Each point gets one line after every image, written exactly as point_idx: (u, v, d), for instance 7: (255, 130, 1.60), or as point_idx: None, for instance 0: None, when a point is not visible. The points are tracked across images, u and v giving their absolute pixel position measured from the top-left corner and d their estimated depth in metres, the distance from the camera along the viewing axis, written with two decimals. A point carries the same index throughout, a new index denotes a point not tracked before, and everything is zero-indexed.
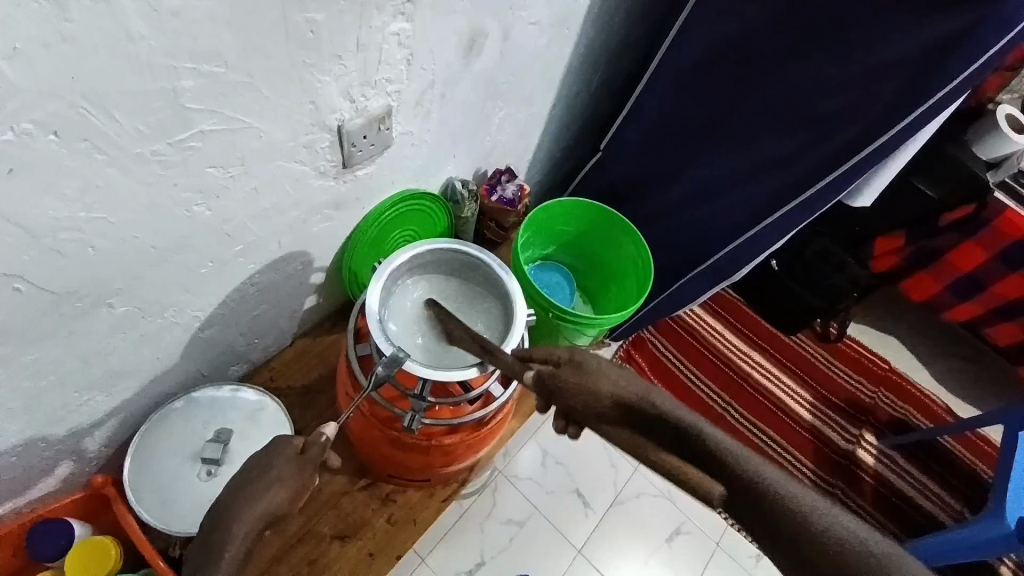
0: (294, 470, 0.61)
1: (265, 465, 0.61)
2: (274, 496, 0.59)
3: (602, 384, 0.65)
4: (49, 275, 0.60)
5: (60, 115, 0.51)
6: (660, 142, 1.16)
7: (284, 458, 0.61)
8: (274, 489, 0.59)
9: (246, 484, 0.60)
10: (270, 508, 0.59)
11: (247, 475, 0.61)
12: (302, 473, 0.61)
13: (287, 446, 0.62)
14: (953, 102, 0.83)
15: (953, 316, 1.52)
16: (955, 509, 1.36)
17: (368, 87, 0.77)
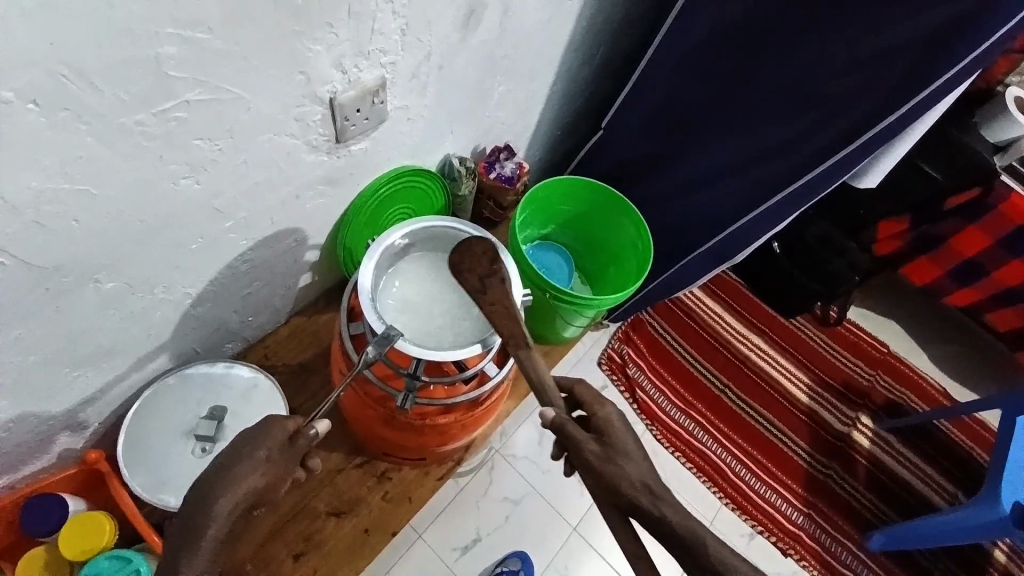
0: (281, 456, 0.60)
1: (251, 446, 0.59)
2: (258, 479, 0.58)
3: (626, 469, 0.59)
4: (32, 250, 0.58)
5: (38, 84, 0.49)
6: (663, 120, 1.12)
7: (271, 441, 0.60)
8: (258, 472, 0.58)
9: (230, 466, 0.57)
10: (253, 491, 0.57)
11: (231, 455, 0.58)
12: (284, 460, 0.60)
13: (277, 429, 0.61)
14: (966, 80, 0.80)
15: (953, 301, 1.50)
16: (949, 492, 1.37)
17: (361, 58, 0.75)
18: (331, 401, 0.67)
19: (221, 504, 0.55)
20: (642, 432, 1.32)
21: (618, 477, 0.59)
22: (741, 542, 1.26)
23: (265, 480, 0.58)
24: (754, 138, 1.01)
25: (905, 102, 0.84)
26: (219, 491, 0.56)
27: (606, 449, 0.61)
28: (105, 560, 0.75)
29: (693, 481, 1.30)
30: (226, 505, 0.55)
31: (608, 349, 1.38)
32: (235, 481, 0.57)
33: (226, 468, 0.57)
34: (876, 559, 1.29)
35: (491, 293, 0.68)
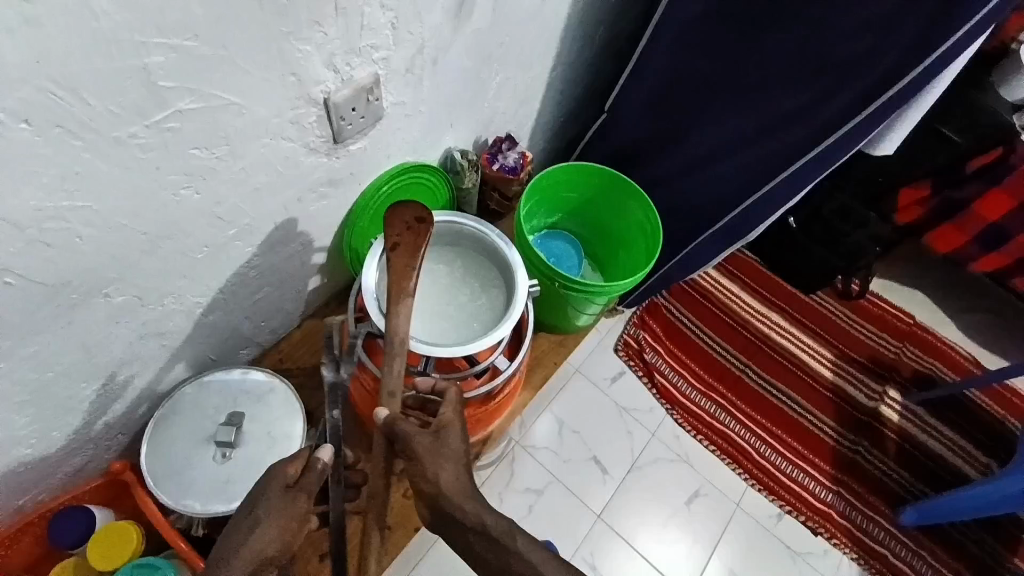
0: (287, 502, 0.57)
1: (253, 505, 0.57)
2: (271, 534, 0.55)
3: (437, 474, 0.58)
4: (40, 267, 0.59)
5: (30, 102, 0.49)
6: (667, 99, 1.10)
7: (273, 491, 0.58)
8: (267, 527, 0.55)
9: (242, 520, 0.56)
10: (268, 547, 0.55)
11: (235, 524, 0.56)
12: (293, 504, 0.58)
13: (279, 476, 0.59)
14: (979, 37, 0.76)
15: (978, 268, 1.43)
16: (982, 463, 1.33)
17: (353, 55, 0.74)
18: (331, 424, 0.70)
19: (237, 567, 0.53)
20: (662, 417, 1.31)
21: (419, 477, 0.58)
22: (769, 522, 1.24)
23: (280, 530, 0.56)
24: (761, 111, 0.98)
25: (916, 64, 0.80)
26: (227, 561, 0.53)
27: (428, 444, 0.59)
28: (137, 569, 0.76)
29: (715, 463, 1.28)
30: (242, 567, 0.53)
31: (623, 335, 1.36)
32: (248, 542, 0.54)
33: (233, 535, 0.55)
34: (911, 535, 1.25)
35: (404, 238, 0.68)
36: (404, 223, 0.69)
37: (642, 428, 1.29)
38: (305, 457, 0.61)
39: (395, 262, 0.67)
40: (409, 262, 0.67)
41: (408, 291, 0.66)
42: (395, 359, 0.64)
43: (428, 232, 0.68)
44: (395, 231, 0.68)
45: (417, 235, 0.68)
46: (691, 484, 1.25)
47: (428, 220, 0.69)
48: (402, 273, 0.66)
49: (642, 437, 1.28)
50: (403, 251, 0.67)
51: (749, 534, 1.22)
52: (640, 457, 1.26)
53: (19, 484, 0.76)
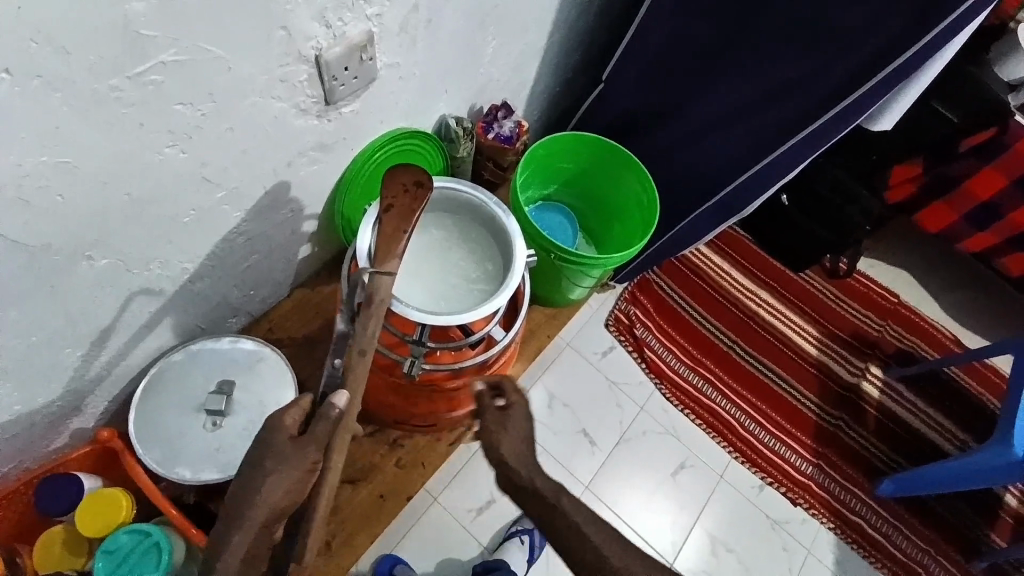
0: (294, 453, 0.54)
1: (259, 460, 0.54)
2: (279, 488, 0.53)
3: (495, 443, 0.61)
4: (19, 229, 0.57)
5: (5, 50, 0.46)
6: (667, 68, 1.07)
7: (278, 443, 0.55)
8: (276, 483, 0.53)
9: (247, 480, 0.54)
10: (279, 500, 0.53)
11: (244, 478, 0.54)
12: (303, 456, 0.54)
13: (281, 430, 0.55)
14: (984, 10, 0.76)
15: (968, 247, 1.44)
16: (959, 438, 1.37)
17: (345, 10, 0.70)
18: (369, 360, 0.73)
19: (249, 521, 0.53)
20: (651, 392, 1.32)
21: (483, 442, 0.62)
22: (752, 493, 1.27)
23: (290, 481, 0.53)
24: (762, 84, 0.97)
25: (920, 38, 0.80)
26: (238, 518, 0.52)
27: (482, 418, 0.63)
28: (125, 535, 0.76)
29: (703, 437, 1.30)
30: (254, 521, 0.53)
31: (616, 310, 1.36)
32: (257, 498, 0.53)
33: (242, 492, 0.53)
34: (889, 506, 1.30)
35: (398, 201, 0.63)
36: (399, 184, 0.63)
37: (631, 402, 1.30)
38: (305, 406, 0.58)
39: (386, 223, 0.62)
40: (400, 226, 0.61)
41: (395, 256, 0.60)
42: (371, 318, 0.58)
43: (425, 199, 0.63)
44: (389, 192, 0.63)
45: (413, 199, 0.63)
46: (678, 456, 1.28)
47: (427, 184, 0.64)
48: (391, 236, 0.61)
49: (631, 410, 1.29)
50: (396, 214, 0.62)
51: (733, 505, 1.25)
52: (629, 429, 1.27)
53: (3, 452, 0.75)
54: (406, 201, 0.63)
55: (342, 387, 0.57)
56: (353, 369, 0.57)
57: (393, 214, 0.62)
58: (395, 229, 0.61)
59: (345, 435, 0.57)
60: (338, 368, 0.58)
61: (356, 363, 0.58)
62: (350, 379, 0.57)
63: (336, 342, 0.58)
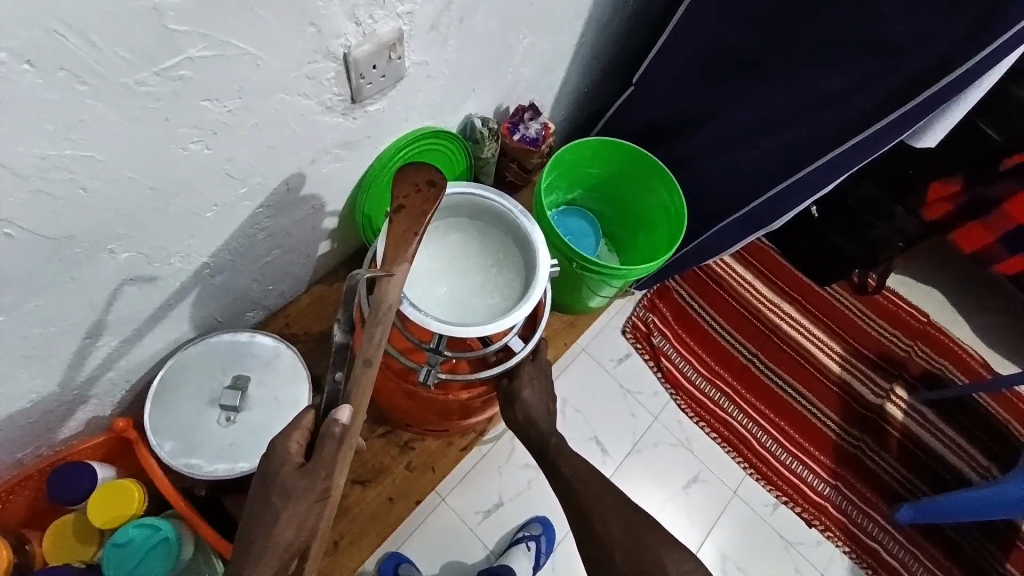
0: (301, 483, 0.54)
1: (266, 495, 0.54)
2: (291, 519, 0.53)
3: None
4: (41, 220, 0.56)
5: (34, 41, 0.45)
6: (701, 75, 1.03)
7: (283, 474, 0.54)
8: (286, 515, 0.53)
9: (257, 515, 0.54)
10: (292, 532, 0.53)
11: (253, 513, 0.54)
12: (312, 485, 0.54)
13: (285, 462, 0.55)
14: None
15: (1003, 269, 1.38)
16: (983, 465, 1.32)
17: (376, 7, 0.68)
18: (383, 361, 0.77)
19: (267, 555, 0.52)
20: (665, 402, 1.29)
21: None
22: (764, 511, 1.23)
23: (302, 510, 0.53)
24: (802, 95, 0.93)
25: (974, 54, 0.75)
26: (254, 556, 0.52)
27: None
28: (135, 529, 0.76)
29: (716, 451, 1.27)
30: (273, 555, 0.53)
31: (633, 317, 1.34)
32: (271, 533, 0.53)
33: (254, 529, 0.53)
34: (906, 531, 1.25)
35: (409, 201, 0.63)
36: (410, 184, 0.63)
37: (645, 411, 1.27)
38: (307, 428, 0.57)
39: (395, 225, 0.62)
40: (410, 227, 0.62)
41: (404, 258, 0.61)
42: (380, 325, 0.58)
43: (437, 199, 0.63)
44: (401, 192, 0.63)
45: (425, 199, 0.63)
46: (690, 469, 1.25)
47: (440, 184, 0.64)
48: (401, 237, 0.62)
49: (644, 420, 1.26)
50: (406, 215, 0.62)
51: (744, 521, 1.22)
52: (641, 440, 1.25)
53: (20, 437, 0.75)
54: (418, 201, 0.63)
55: (344, 400, 0.56)
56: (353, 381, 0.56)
57: (400, 216, 0.63)
58: (405, 231, 0.62)
59: (350, 449, 0.56)
60: (340, 382, 0.57)
61: (360, 375, 0.56)
62: (354, 391, 0.56)
63: (335, 356, 0.56)
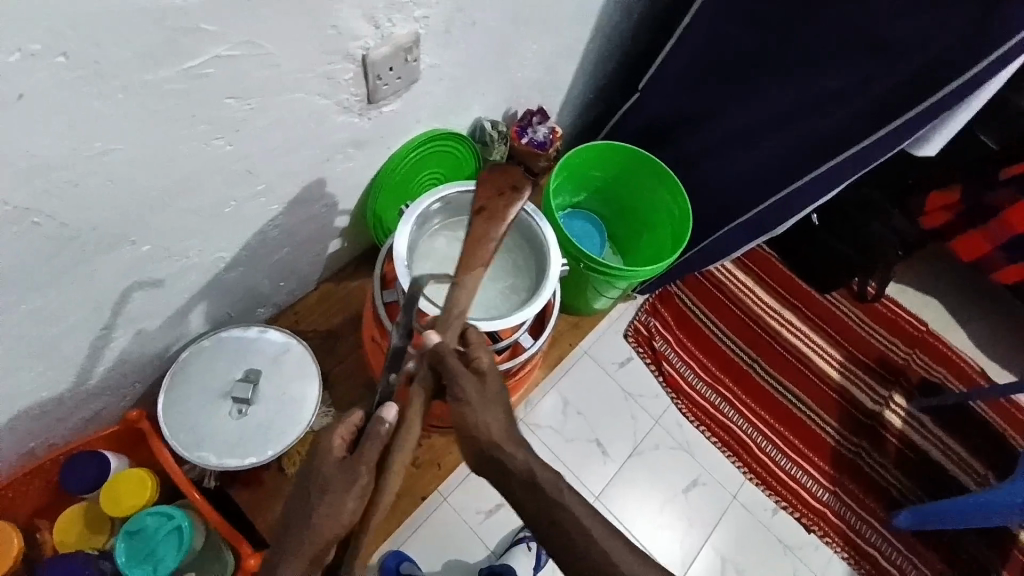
0: (340, 476, 0.54)
1: (308, 483, 0.55)
2: (344, 509, 0.53)
3: (490, 425, 0.55)
4: (67, 209, 0.57)
5: (70, 35, 0.47)
6: (706, 83, 1.06)
7: (324, 465, 0.55)
8: (326, 505, 0.53)
9: (300, 501, 0.54)
10: (341, 521, 0.53)
11: (305, 505, 0.53)
12: (351, 479, 0.54)
13: (330, 454, 0.56)
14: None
15: (1001, 278, 1.39)
16: (981, 473, 1.33)
17: (394, 11, 0.70)
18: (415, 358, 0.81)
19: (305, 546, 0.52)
20: (666, 406, 1.30)
21: (490, 430, 0.55)
22: (764, 516, 1.25)
23: (340, 504, 0.53)
24: (805, 102, 0.95)
25: (974, 65, 0.77)
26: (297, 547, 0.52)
27: (482, 398, 0.56)
28: (149, 517, 0.77)
29: (716, 454, 1.28)
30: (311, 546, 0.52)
31: (635, 321, 1.35)
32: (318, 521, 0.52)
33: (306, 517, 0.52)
34: (904, 537, 1.26)
35: (489, 203, 0.65)
36: (490, 185, 0.66)
37: (646, 414, 1.29)
38: (354, 425, 0.59)
39: (474, 227, 0.64)
40: (487, 230, 0.63)
41: (478, 260, 0.63)
42: (450, 325, 0.61)
43: (516, 203, 0.65)
44: (482, 194, 0.65)
45: (505, 203, 0.65)
46: (691, 472, 1.26)
47: (520, 189, 0.65)
48: (477, 240, 0.63)
49: (645, 423, 1.28)
50: (485, 217, 0.64)
51: (743, 526, 1.23)
52: (643, 443, 1.26)
53: (35, 425, 0.77)
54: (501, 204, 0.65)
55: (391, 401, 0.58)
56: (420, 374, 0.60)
57: (478, 217, 0.64)
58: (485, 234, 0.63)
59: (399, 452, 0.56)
60: (393, 384, 0.59)
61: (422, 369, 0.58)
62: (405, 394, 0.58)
63: (390, 357, 0.59)
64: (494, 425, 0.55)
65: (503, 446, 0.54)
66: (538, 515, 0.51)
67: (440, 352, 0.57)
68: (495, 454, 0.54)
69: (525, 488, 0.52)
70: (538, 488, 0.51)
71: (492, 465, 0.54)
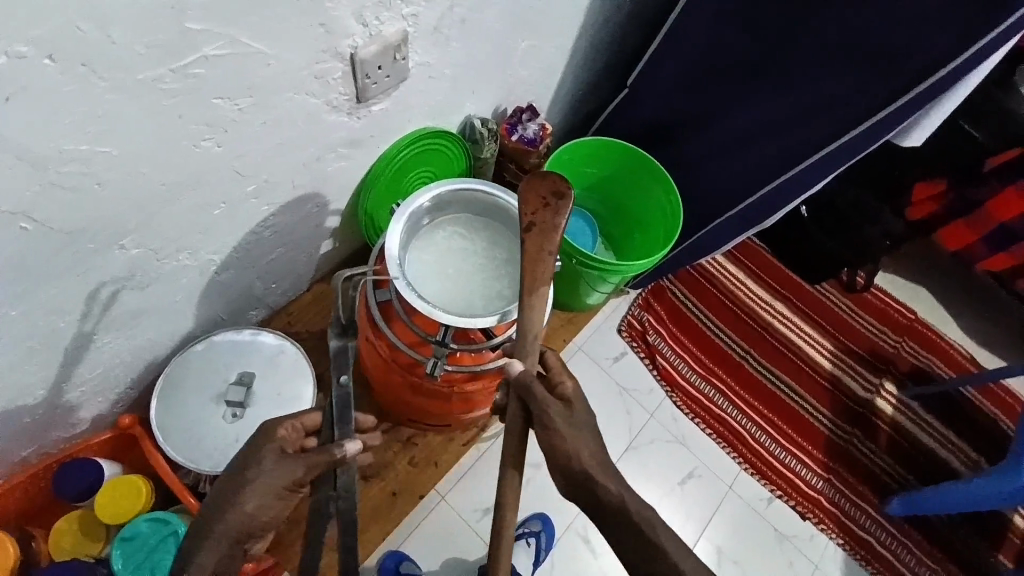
0: (278, 470, 0.58)
1: (244, 466, 0.58)
2: (253, 500, 0.57)
3: (581, 451, 0.59)
4: (55, 213, 0.57)
5: (57, 37, 0.46)
6: (695, 77, 1.06)
7: (267, 453, 0.59)
8: (253, 493, 0.57)
9: (232, 483, 0.58)
10: (250, 513, 0.56)
11: (222, 489, 0.58)
12: (287, 475, 0.58)
13: (277, 443, 0.60)
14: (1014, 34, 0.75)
15: (985, 267, 1.43)
16: (971, 458, 1.35)
17: (383, 9, 0.70)
18: (410, 352, 0.82)
19: (215, 536, 0.55)
20: (661, 399, 1.31)
21: (582, 454, 0.59)
22: (759, 505, 1.26)
23: (268, 499, 0.57)
24: (793, 94, 0.96)
25: (958, 56, 0.78)
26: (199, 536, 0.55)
27: (571, 425, 0.60)
28: (145, 523, 0.77)
29: (712, 446, 1.29)
30: (219, 538, 0.55)
31: (629, 316, 1.36)
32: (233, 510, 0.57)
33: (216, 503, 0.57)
34: (897, 524, 1.28)
35: (537, 215, 0.67)
36: (533, 200, 0.67)
37: (641, 409, 1.29)
38: (305, 422, 0.64)
39: (528, 242, 0.66)
40: (543, 245, 0.66)
41: (542, 280, 0.66)
42: (529, 351, 0.65)
43: (564, 209, 0.67)
44: (530, 208, 0.67)
45: (553, 212, 0.67)
46: (686, 465, 1.27)
47: (564, 194, 0.67)
48: (535, 258, 0.66)
49: (639, 417, 1.28)
50: (537, 233, 0.66)
51: (739, 516, 1.24)
52: (638, 437, 1.27)
53: (28, 432, 0.76)
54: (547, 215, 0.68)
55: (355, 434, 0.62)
56: (508, 404, 0.65)
57: (531, 235, 0.66)
58: (540, 253, 0.66)
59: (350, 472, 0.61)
60: None
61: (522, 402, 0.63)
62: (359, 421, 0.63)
63: None
64: (586, 451, 0.59)
65: (594, 474, 0.58)
66: (627, 539, 0.57)
67: (526, 380, 0.62)
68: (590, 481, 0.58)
69: (618, 517, 0.57)
70: (627, 515, 0.57)
71: (586, 488, 0.59)
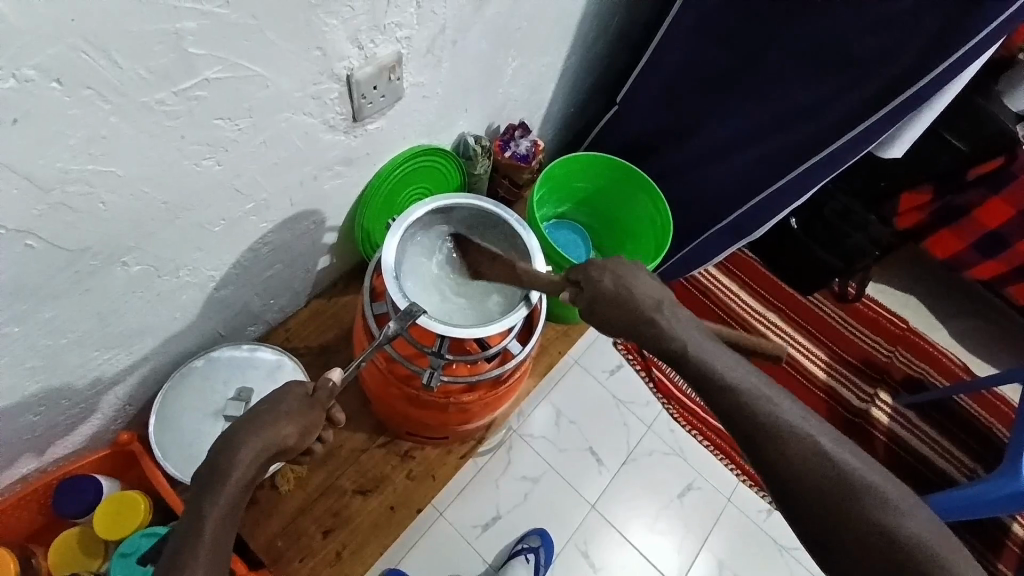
0: (303, 408, 0.62)
1: (278, 400, 0.62)
2: (286, 426, 0.60)
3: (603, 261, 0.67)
4: (60, 231, 0.58)
5: (63, 63, 0.49)
6: (681, 94, 1.09)
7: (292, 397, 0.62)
8: (287, 422, 0.60)
9: (255, 417, 0.60)
10: (283, 439, 0.59)
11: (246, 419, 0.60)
12: (309, 411, 0.62)
13: (297, 387, 0.63)
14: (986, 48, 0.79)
15: (975, 275, 1.46)
16: (969, 467, 1.36)
17: (377, 32, 0.73)
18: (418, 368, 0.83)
19: (249, 451, 0.57)
20: (658, 411, 1.29)
21: (647, 300, 0.63)
22: (759, 517, 1.23)
23: (295, 429, 0.60)
24: (774, 108, 0.99)
25: (926, 74, 0.82)
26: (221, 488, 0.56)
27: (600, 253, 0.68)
28: (143, 539, 0.77)
29: (710, 458, 1.26)
30: (254, 452, 0.58)
31: None
32: (265, 431, 0.59)
33: (230, 450, 0.57)
34: None
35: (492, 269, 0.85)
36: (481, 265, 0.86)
37: (638, 422, 1.27)
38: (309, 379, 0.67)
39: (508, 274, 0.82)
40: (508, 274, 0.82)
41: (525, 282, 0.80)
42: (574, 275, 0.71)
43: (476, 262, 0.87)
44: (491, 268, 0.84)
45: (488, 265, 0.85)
46: (684, 477, 1.24)
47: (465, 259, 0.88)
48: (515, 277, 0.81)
49: (637, 430, 1.26)
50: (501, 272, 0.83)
51: (737, 528, 1.22)
52: (635, 449, 1.24)
53: (26, 449, 0.76)
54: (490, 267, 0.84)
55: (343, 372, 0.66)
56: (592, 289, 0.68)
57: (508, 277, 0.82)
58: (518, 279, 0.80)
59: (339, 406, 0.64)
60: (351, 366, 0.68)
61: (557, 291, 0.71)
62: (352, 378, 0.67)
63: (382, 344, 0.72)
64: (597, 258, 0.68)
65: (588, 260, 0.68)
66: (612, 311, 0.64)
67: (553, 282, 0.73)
68: (650, 325, 0.62)
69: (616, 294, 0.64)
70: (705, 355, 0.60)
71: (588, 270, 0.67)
